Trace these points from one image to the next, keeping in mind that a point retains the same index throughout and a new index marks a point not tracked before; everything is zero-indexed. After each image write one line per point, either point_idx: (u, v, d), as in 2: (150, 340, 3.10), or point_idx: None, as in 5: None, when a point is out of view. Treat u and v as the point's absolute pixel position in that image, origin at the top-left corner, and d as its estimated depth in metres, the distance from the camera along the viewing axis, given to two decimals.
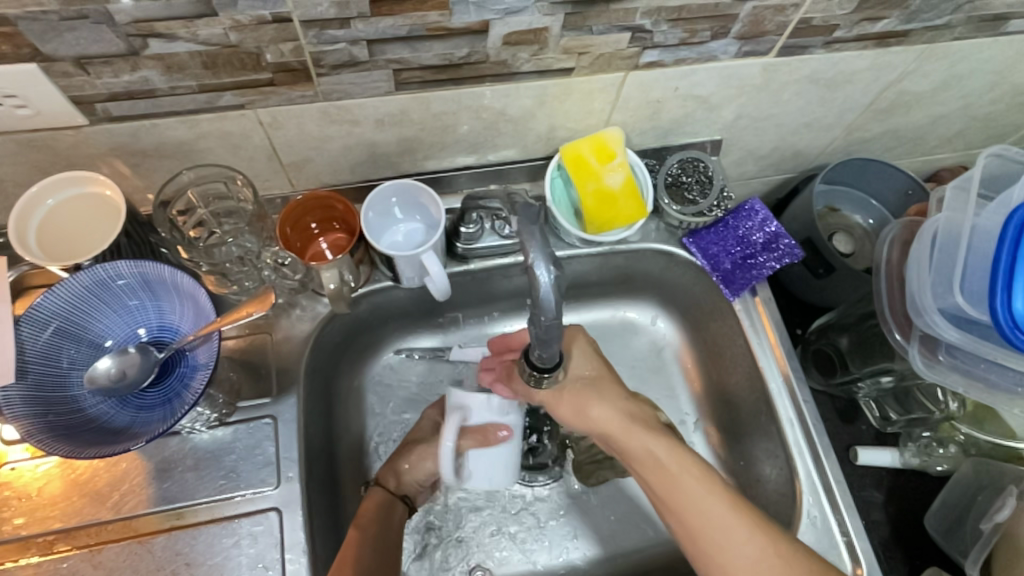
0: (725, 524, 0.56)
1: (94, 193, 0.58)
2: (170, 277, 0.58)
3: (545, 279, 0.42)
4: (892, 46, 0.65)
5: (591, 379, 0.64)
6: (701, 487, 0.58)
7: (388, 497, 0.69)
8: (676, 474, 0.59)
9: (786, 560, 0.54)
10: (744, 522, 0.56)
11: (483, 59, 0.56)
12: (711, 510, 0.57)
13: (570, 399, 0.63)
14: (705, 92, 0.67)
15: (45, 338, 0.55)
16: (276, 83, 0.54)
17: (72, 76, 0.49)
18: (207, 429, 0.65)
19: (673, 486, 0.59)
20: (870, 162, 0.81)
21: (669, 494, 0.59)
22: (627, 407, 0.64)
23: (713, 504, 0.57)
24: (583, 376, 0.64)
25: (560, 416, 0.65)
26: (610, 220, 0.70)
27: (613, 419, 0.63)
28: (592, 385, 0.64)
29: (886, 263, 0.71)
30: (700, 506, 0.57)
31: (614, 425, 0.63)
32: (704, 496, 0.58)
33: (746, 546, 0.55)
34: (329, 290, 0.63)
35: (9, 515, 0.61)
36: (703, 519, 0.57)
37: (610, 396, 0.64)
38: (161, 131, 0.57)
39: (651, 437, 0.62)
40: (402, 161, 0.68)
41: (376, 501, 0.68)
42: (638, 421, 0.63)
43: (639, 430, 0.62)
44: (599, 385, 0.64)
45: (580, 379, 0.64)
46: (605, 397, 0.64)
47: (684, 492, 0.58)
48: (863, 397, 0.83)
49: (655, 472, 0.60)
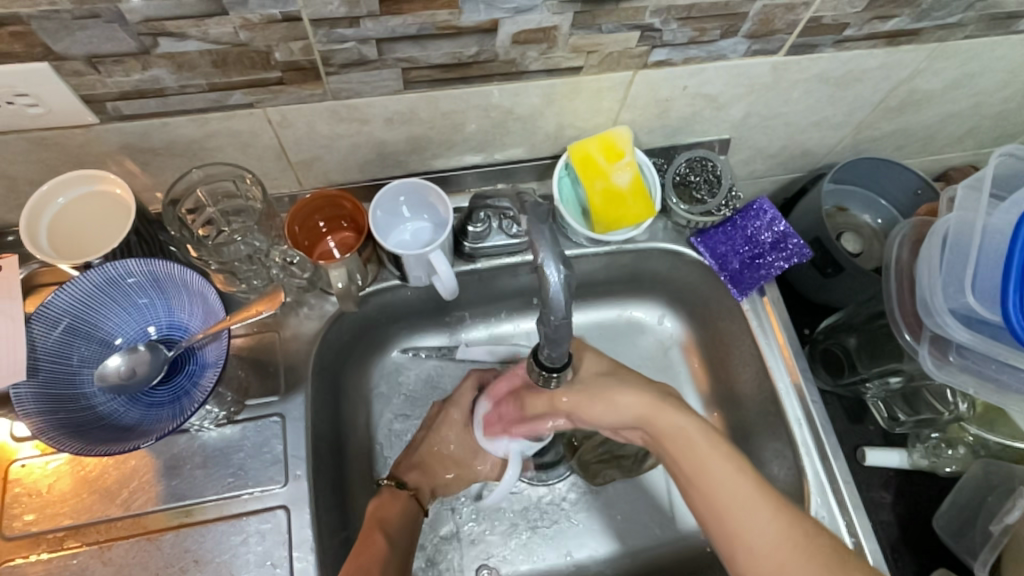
0: (750, 503, 0.56)
1: (105, 191, 0.58)
2: (180, 275, 0.58)
3: (555, 279, 0.42)
4: (902, 44, 0.64)
5: (611, 371, 0.64)
6: (729, 465, 0.58)
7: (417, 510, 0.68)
8: (707, 452, 0.59)
9: (810, 542, 0.54)
10: (769, 503, 0.56)
11: (492, 58, 0.56)
12: (738, 488, 0.57)
13: (596, 391, 0.62)
14: (714, 91, 0.67)
15: (56, 336, 0.56)
16: (285, 81, 0.54)
17: (83, 75, 0.49)
18: (216, 427, 0.65)
19: (700, 464, 0.59)
20: (879, 161, 0.80)
21: (697, 473, 0.59)
22: (652, 391, 0.63)
23: (739, 483, 0.57)
24: (603, 367, 0.64)
25: (590, 415, 0.63)
26: (618, 219, 0.70)
27: (639, 405, 0.62)
28: (614, 375, 0.63)
29: (896, 263, 0.70)
30: (727, 484, 0.57)
31: (642, 409, 0.62)
32: (731, 473, 0.58)
33: (770, 527, 0.55)
34: (338, 289, 0.64)
35: (20, 512, 0.61)
36: (730, 498, 0.57)
37: (634, 382, 0.63)
38: (170, 129, 0.57)
39: (681, 417, 0.61)
40: (410, 160, 0.68)
41: (404, 509, 0.67)
42: (667, 400, 0.63)
43: (669, 408, 0.62)
44: (621, 373, 0.64)
45: (598, 374, 0.63)
46: (628, 384, 0.63)
47: (713, 470, 0.58)
48: (871, 398, 0.82)
49: (684, 452, 0.60)
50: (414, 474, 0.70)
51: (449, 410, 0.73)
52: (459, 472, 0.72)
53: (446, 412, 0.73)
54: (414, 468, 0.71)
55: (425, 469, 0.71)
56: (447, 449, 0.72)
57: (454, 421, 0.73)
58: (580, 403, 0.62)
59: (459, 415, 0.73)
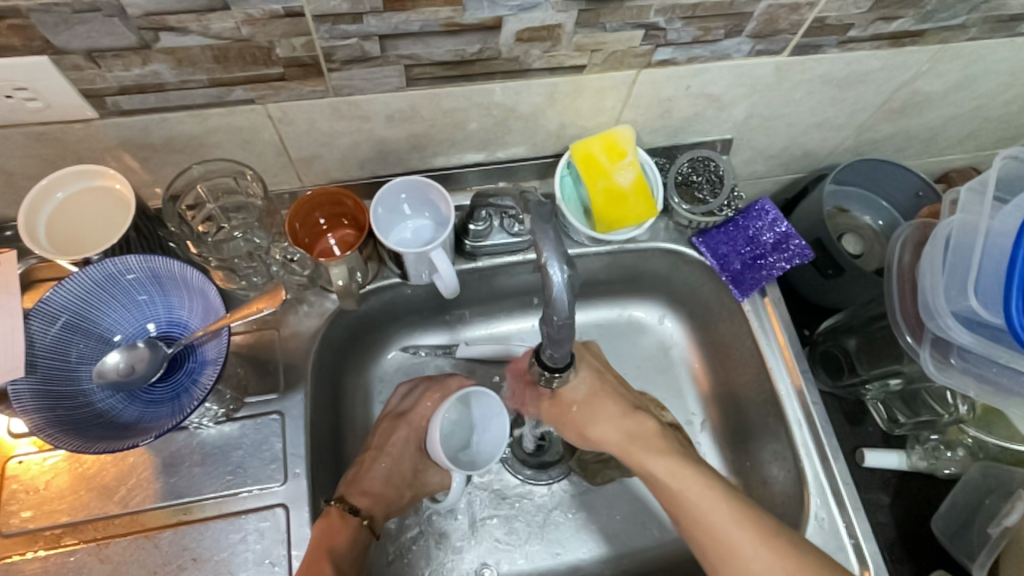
0: (733, 532, 0.56)
1: (104, 186, 0.58)
2: (180, 272, 0.58)
3: (558, 278, 0.43)
4: (907, 45, 0.64)
5: (587, 399, 0.66)
6: (708, 498, 0.58)
7: (367, 538, 0.65)
8: (680, 488, 0.59)
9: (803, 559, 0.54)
10: (751, 531, 0.56)
11: (495, 56, 0.56)
12: (718, 521, 0.56)
13: (572, 420, 0.66)
14: (716, 91, 0.66)
15: (54, 333, 0.55)
16: (287, 78, 0.54)
17: (83, 69, 0.49)
18: (215, 425, 0.65)
19: (677, 496, 0.59)
20: (883, 164, 0.80)
21: (677, 507, 0.59)
22: (627, 424, 0.64)
23: (719, 513, 0.57)
24: (580, 395, 0.65)
25: (569, 435, 0.68)
26: (620, 218, 0.70)
27: (614, 437, 0.64)
28: (588, 405, 0.65)
29: (897, 266, 0.70)
30: (710, 512, 0.57)
31: (615, 443, 0.64)
32: (711, 505, 0.57)
33: (757, 555, 0.55)
34: (339, 287, 0.64)
35: (17, 508, 0.61)
36: (712, 528, 0.57)
37: (610, 416, 0.65)
38: (170, 125, 0.57)
39: (653, 453, 0.62)
40: (411, 157, 0.68)
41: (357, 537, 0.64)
42: (638, 438, 0.63)
43: (638, 448, 0.63)
44: (595, 405, 0.65)
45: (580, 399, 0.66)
46: (605, 416, 0.65)
47: (692, 501, 0.58)
48: (871, 400, 0.82)
49: (661, 489, 0.60)
50: (364, 500, 0.67)
51: (401, 427, 0.72)
52: (414, 491, 0.70)
53: (398, 430, 0.71)
54: (365, 493, 0.67)
55: (377, 494, 0.68)
56: (399, 472, 0.70)
57: (404, 440, 0.71)
58: (561, 420, 0.67)
59: (407, 434, 0.71)
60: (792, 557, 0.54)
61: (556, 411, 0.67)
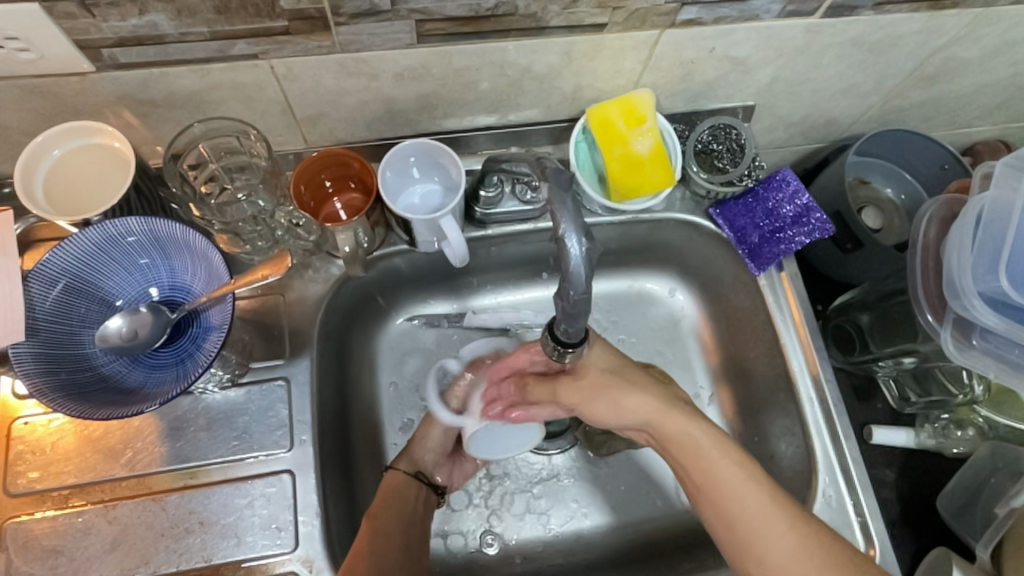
0: (762, 511, 0.56)
1: (102, 144, 0.56)
2: (181, 235, 0.56)
3: (575, 251, 0.41)
4: (945, 9, 0.60)
5: (616, 370, 0.62)
6: (741, 475, 0.57)
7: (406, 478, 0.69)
8: (716, 461, 0.58)
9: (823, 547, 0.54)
10: (780, 517, 0.56)
11: (511, 11, 0.53)
12: (748, 497, 0.56)
13: (598, 391, 0.61)
14: (742, 53, 0.63)
15: (55, 296, 0.54)
16: (292, 31, 0.51)
17: (76, 18, 0.46)
18: (220, 390, 0.64)
19: (710, 473, 0.58)
20: (910, 135, 0.77)
21: (707, 481, 0.58)
22: (663, 394, 0.62)
23: (752, 493, 0.57)
24: (609, 365, 0.62)
25: (589, 414, 0.63)
26: (636, 186, 0.67)
27: (647, 406, 0.61)
28: (618, 376, 0.62)
29: (921, 241, 0.68)
30: (738, 492, 0.57)
31: (649, 412, 0.61)
32: (743, 483, 0.57)
33: (785, 539, 0.55)
34: (345, 253, 0.60)
35: (24, 469, 0.61)
36: (742, 507, 0.56)
37: (643, 385, 0.62)
38: (171, 80, 0.54)
39: (690, 421, 0.60)
40: (421, 118, 0.65)
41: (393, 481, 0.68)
42: (675, 407, 0.61)
43: (679, 415, 0.61)
44: (627, 374, 0.62)
45: (606, 371, 0.62)
46: (637, 385, 0.62)
47: (725, 480, 0.57)
48: (883, 376, 0.81)
49: (695, 461, 0.59)
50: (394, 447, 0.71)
51: None
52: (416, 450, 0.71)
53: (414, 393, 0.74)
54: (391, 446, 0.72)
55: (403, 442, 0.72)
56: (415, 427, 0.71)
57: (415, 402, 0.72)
58: (577, 397, 0.62)
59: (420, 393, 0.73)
60: (820, 543, 0.54)
61: (580, 378, 0.61)
